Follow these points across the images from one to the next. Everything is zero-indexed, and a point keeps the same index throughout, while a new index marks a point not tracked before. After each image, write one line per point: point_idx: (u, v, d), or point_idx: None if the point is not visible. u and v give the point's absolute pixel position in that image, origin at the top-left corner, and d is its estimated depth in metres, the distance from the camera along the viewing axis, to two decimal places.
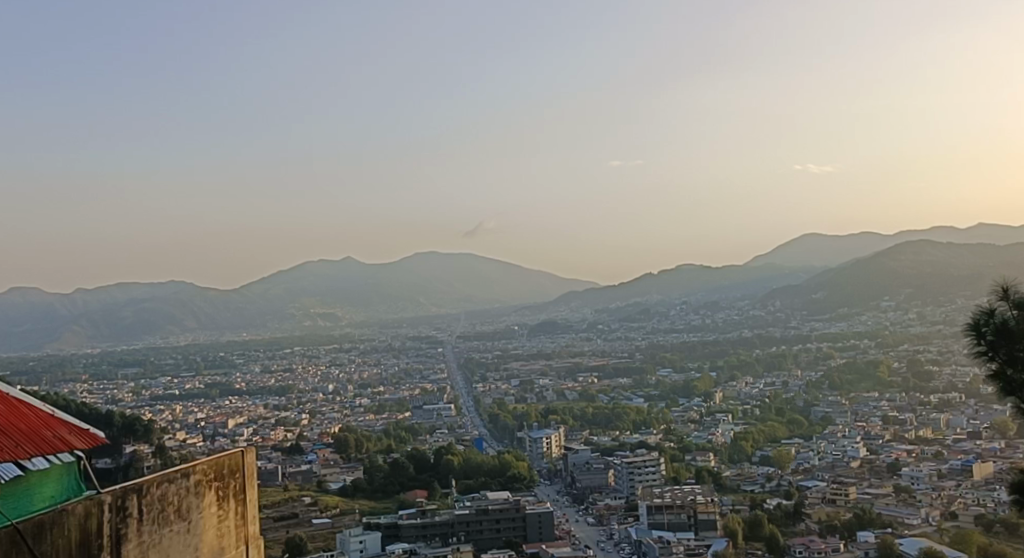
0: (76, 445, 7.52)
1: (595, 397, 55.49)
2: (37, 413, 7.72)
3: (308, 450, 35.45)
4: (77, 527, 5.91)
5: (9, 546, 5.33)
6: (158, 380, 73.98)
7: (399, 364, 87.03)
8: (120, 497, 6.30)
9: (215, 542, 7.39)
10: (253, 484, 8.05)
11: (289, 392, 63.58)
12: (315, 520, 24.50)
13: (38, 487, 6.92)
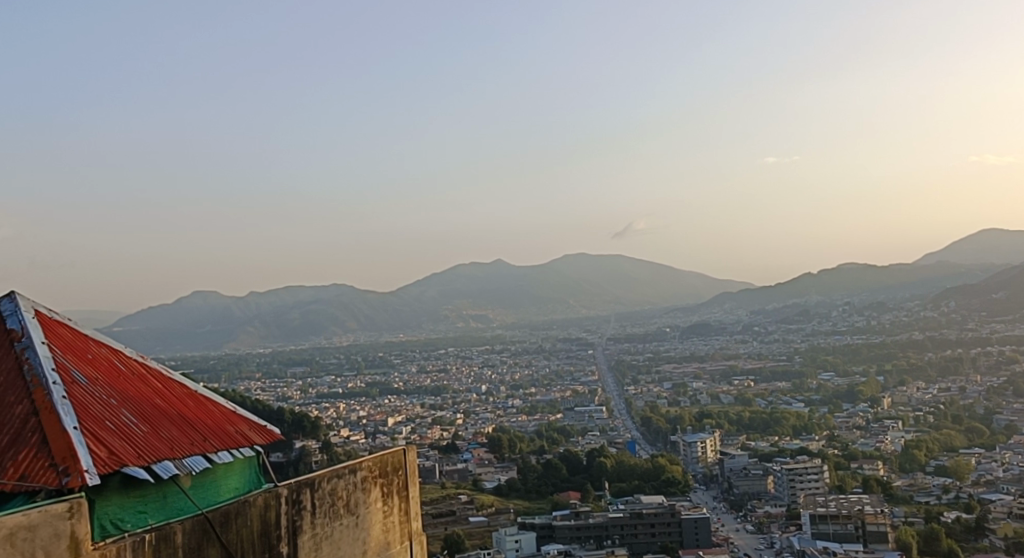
0: (256, 442, 8.06)
1: (752, 402, 54.03)
2: (220, 408, 8.31)
3: (464, 449, 36.32)
4: (257, 518, 6.30)
5: (202, 533, 5.76)
6: (323, 379, 77.74)
7: (551, 366, 87.68)
8: (295, 491, 6.72)
9: (382, 537, 7.78)
10: (415, 481, 8.40)
11: (444, 392, 65.33)
12: (472, 517, 25.08)
13: (224, 479, 7.43)
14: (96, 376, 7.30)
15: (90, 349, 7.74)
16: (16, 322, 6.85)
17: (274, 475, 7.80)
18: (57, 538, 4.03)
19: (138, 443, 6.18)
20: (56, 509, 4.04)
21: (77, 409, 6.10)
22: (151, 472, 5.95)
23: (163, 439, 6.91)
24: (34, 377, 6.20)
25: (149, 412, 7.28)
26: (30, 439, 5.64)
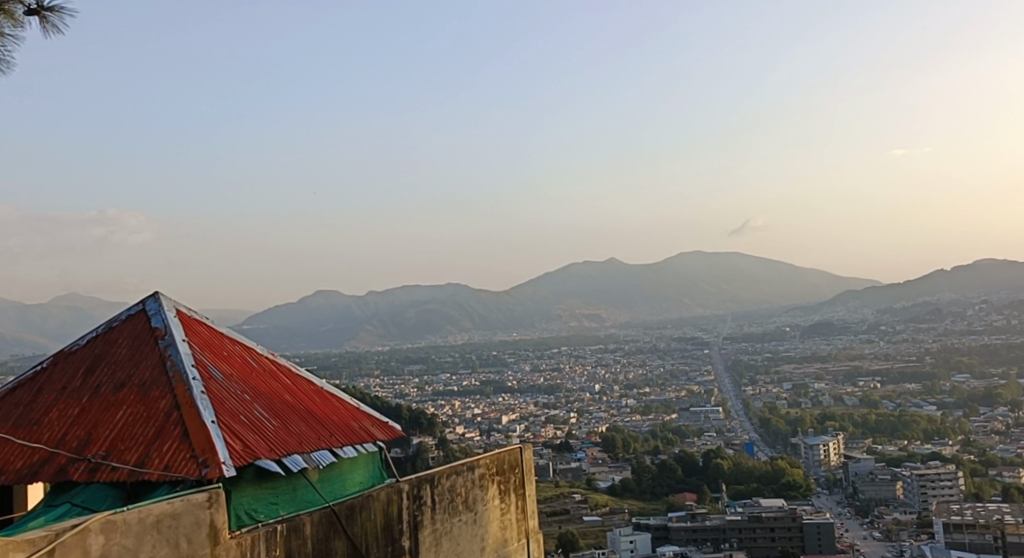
0: (379, 437, 8.26)
1: (878, 404, 51.96)
2: (344, 405, 8.55)
3: (578, 448, 36.34)
4: (381, 512, 6.53)
5: (329, 525, 6.04)
6: (438, 378, 79.16)
7: (665, 365, 86.61)
8: (416, 486, 6.91)
9: (499, 534, 7.94)
10: (531, 479, 8.52)
11: (557, 391, 65.45)
12: (586, 516, 25.07)
13: (349, 474, 7.66)
14: (231, 373, 7.63)
15: (225, 346, 8.09)
16: (158, 322, 7.66)
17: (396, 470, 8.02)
18: (199, 527, 4.44)
19: (268, 436, 6.83)
20: (196, 499, 4.44)
21: (213, 405, 6.83)
22: (280, 465, 6.58)
23: (292, 433, 7.17)
24: (175, 374, 7.01)
25: (279, 407, 7.56)
26: (173, 432, 6.44)
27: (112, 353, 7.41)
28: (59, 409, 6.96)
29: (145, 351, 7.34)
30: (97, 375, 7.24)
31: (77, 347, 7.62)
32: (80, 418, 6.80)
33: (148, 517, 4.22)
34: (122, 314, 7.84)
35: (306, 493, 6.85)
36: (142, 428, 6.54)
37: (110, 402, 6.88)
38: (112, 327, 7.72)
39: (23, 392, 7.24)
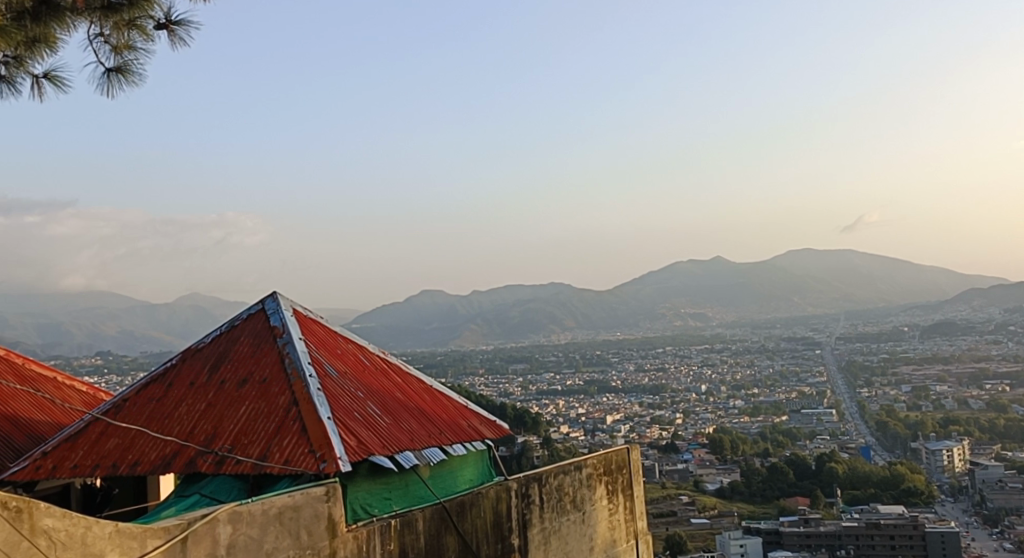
0: (487, 435, 8.31)
1: (1007, 408, 49.34)
2: (453, 403, 8.63)
3: (685, 449, 35.82)
4: (491, 510, 6.74)
5: (440, 521, 6.22)
6: (542, 377, 79.32)
7: (774, 366, 84.47)
8: (525, 485, 7.14)
9: (608, 534, 8.05)
10: (640, 481, 8.60)
11: (663, 391, 64.69)
12: (694, 519, 24.66)
13: (460, 471, 7.77)
14: (345, 371, 7.81)
15: (339, 345, 8.28)
16: (277, 321, 7.92)
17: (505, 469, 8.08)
18: (317, 518, 5.09)
19: (381, 433, 6.96)
20: (315, 493, 5.11)
21: (329, 401, 7.02)
22: (393, 461, 6.71)
23: (404, 431, 7.29)
24: (293, 371, 7.25)
25: (391, 405, 7.69)
26: (292, 428, 6.66)
27: (236, 351, 7.71)
28: (187, 404, 7.26)
29: (265, 349, 7.61)
30: (221, 372, 7.54)
31: (202, 345, 7.93)
32: (206, 413, 7.09)
33: (272, 508, 4.80)
34: (243, 314, 8.12)
35: (418, 489, 6.98)
36: (263, 424, 6.78)
37: (234, 398, 7.16)
38: (235, 326, 8.00)
39: (154, 387, 7.58)
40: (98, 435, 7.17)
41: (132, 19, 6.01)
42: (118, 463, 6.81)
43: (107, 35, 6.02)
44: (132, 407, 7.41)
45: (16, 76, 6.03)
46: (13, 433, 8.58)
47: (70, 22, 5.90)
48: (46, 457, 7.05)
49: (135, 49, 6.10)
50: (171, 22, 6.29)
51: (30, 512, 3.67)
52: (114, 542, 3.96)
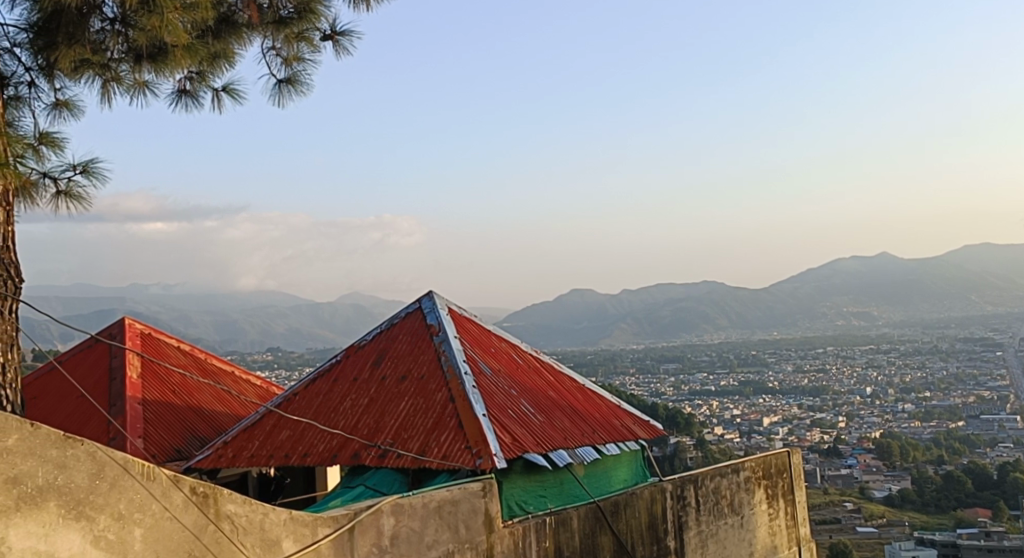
0: (641, 435, 8.21)
1: None
2: (606, 402, 8.58)
3: (848, 454, 34.28)
4: (646, 510, 6.66)
5: (595, 520, 6.20)
6: (694, 377, 77.79)
7: (948, 369, 79.41)
8: (680, 487, 7.01)
9: (768, 540, 7.80)
10: (802, 486, 8.29)
11: (824, 394, 62.11)
12: (860, 528, 23.51)
13: (613, 470, 7.72)
14: (499, 369, 7.92)
15: (493, 343, 8.39)
16: (433, 320, 8.11)
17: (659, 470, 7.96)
18: (475, 513, 5.19)
19: (535, 431, 7.01)
20: (473, 488, 5.21)
21: (484, 398, 7.14)
22: (547, 459, 6.73)
23: (558, 429, 7.31)
24: (449, 369, 7.42)
25: (544, 403, 7.72)
26: (450, 424, 6.82)
27: (395, 349, 7.96)
28: (351, 399, 7.56)
29: (422, 347, 7.82)
30: (382, 369, 7.81)
31: (364, 342, 8.23)
32: (368, 409, 7.36)
33: (432, 502, 4.93)
34: (402, 311, 8.38)
35: (572, 487, 6.99)
36: (422, 419, 6.98)
37: (394, 394, 7.40)
38: (394, 324, 8.27)
39: (321, 382, 7.93)
40: (271, 427, 7.58)
41: (301, 32, 6.33)
42: (290, 453, 7.18)
43: (278, 47, 6.37)
44: (301, 400, 7.78)
45: (200, 91, 6.48)
46: (198, 423, 9.22)
47: (247, 37, 6.28)
48: (226, 446, 7.51)
49: (303, 60, 6.43)
50: (336, 33, 6.59)
51: (215, 497, 3.87)
52: (289, 528, 4.14)
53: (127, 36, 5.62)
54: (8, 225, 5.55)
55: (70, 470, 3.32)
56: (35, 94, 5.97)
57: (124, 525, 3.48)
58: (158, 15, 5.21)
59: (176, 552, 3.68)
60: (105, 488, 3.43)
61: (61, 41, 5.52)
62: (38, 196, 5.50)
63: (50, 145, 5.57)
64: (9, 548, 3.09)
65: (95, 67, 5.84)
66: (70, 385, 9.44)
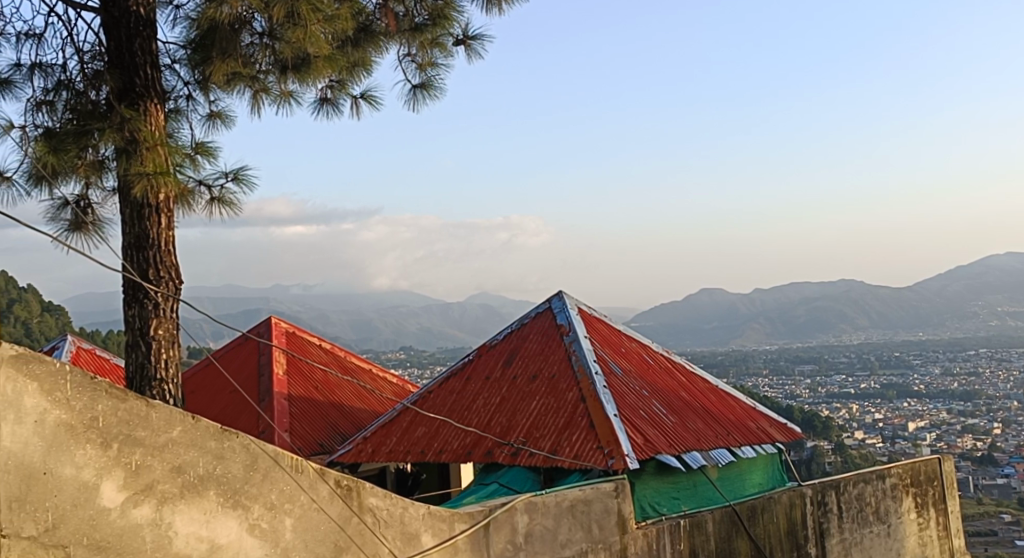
0: (778, 438, 7.97)
1: None
2: (740, 404, 8.39)
3: (1005, 463, 32.19)
4: (784, 515, 6.47)
5: (732, 524, 6.07)
6: (833, 379, 74.76)
7: None
8: (821, 492, 6.77)
9: (917, 550, 7.44)
10: (955, 494, 7.86)
11: (976, 398, 58.49)
12: (1018, 541, 22.05)
13: (748, 473, 7.54)
14: (629, 369, 7.86)
15: (623, 343, 8.34)
16: (563, 319, 8.13)
17: (797, 474, 7.72)
18: (608, 513, 5.17)
19: (667, 432, 6.92)
20: (605, 488, 5.19)
21: (615, 398, 7.11)
22: (681, 460, 6.63)
23: (691, 431, 7.19)
24: (580, 369, 7.42)
25: (677, 404, 7.62)
26: (581, 423, 6.83)
27: (526, 348, 8.04)
28: (484, 397, 7.68)
29: (553, 346, 7.85)
30: (513, 368, 7.90)
31: (495, 342, 8.34)
32: (500, 407, 7.46)
33: (565, 501, 4.94)
34: (532, 311, 8.45)
35: (706, 490, 6.86)
36: (553, 418, 7.03)
37: (526, 393, 7.47)
38: (525, 324, 8.33)
39: (455, 381, 8.08)
40: (407, 424, 7.79)
41: (436, 38, 6.49)
42: (426, 450, 7.34)
43: (413, 54, 6.55)
44: (436, 398, 7.96)
45: (340, 98, 6.73)
46: (339, 419, 9.57)
47: (384, 45, 6.47)
48: (366, 441, 7.76)
49: (437, 65, 6.60)
50: (469, 37, 6.72)
51: (358, 491, 3.98)
52: (427, 523, 4.25)
53: (275, 49, 5.88)
54: (170, 231, 5.91)
55: (227, 461, 3.45)
56: (191, 106, 6.36)
57: (275, 515, 3.61)
58: (302, 28, 5.39)
59: (323, 542, 3.79)
60: (258, 479, 3.56)
61: (215, 55, 5.82)
62: (195, 204, 5.83)
63: (206, 154, 5.89)
64: (175, 532, 3.25)
65: (245, 79, 6.16)
66: (224, 380, 9.99)
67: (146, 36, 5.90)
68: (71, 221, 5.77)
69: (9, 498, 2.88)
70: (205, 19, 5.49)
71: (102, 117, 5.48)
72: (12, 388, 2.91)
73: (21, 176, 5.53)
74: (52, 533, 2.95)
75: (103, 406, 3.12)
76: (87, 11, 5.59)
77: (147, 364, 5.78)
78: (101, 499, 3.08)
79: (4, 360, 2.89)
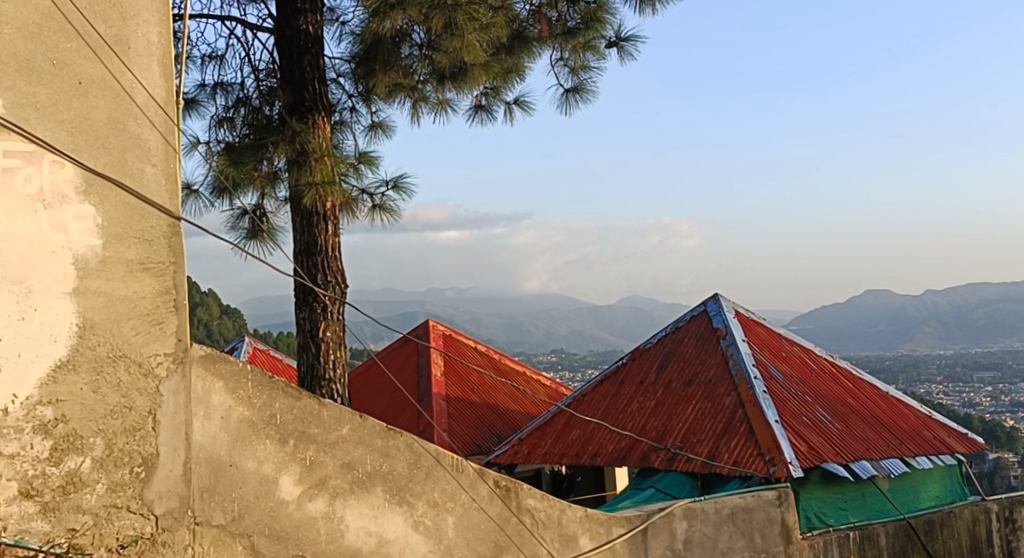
0: (956, 448, 7.48)
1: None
2: (914, 412, 7.92)
3: None
4: (966, 531, 6.08)
5: (907, 539, 5.75)
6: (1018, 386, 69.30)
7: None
8: (1007, 508, 6.37)
9: None
10: None
11: None
12: None
13: (923, 486, 7.11)
14: (791, 374, 7.57)
15: (784, 347, 8.06)
16: (720, 322, 7.94)
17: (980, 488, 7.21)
18: (770, 522, 4.99)
19: (833, 439, 6.64)
20: (767, 496, 5.01)
21: (776, 404, 6.87)
22: (848, 469, 6.32)
23: (859, 439, 6.86)
24: (738, 373, 7.24)
25: (844, 410, 7.29)
26: (740, 429, 6.67)
27: (681, 352, 7.91)
28: (638, 401, 7.62)
29: (709, 350, 7.69)
30: (668, 371, 7.79)
31: (650, 345, 8.25)
32: (656, 411, 7.38)
33: (725, 508, 4.82)
34: (687, 315, 8.30)
35: (877, 501, 6.52)
36: (711, 423, 6.89)
37: (681, 398, 7.36)
38: (680, 327, 8.21)
39: (608, 384, 8.05)
40: (562, 426, 7.82)
41: (588, 41, 6.54)
42: (581, 452, 7.36)
43: (567, 58, 6.62)
44: (590, 401, 7.97)
45: (494, 105, 6.88)
46: (495, 420, 9.74)
47: (537, 51, 6.54)
48: (521, 443, 7.86)
49: (590, 68, 6.67)
50: (623, 39, 6.70)
51: (517, 491, 4.02)
52: (585, 526, 4.25)
53: (433, 59, 6.03)
54: (336, 238, 6.19)
55: (392, 458, 3.56)
56: (355, 118, 6.64)
57: (438, 513, 3.71)
58: (459, 38, 5.51)
59: (484, 541, 3.86)
60: (421, 477, 3.66)
61: (377, 68, 6.02)
62: (359, 211, 6.09)
63: (368, 164, 6.13)
64: (346, 525, 3.39)
65: (406, 90, 6.39)
66: (386, 380, 10.38)
67: (315, 52, 6.20)
68: (248, 229, 6.14)
69: (201, 487, 3.05)
70: (367, 34, 5.69)
71: (275, 131, 5.80)
72: (201, 386, 3.07)
73: (205, 188, 5.94)
74: (238, 522, 3.12)
75: (280, 404, 3.25)
76: (263, 32, 5.93)
77: (316, 364, 6.07)
78: (280, 492, 3.23)
79: (195, 360, 3.06)
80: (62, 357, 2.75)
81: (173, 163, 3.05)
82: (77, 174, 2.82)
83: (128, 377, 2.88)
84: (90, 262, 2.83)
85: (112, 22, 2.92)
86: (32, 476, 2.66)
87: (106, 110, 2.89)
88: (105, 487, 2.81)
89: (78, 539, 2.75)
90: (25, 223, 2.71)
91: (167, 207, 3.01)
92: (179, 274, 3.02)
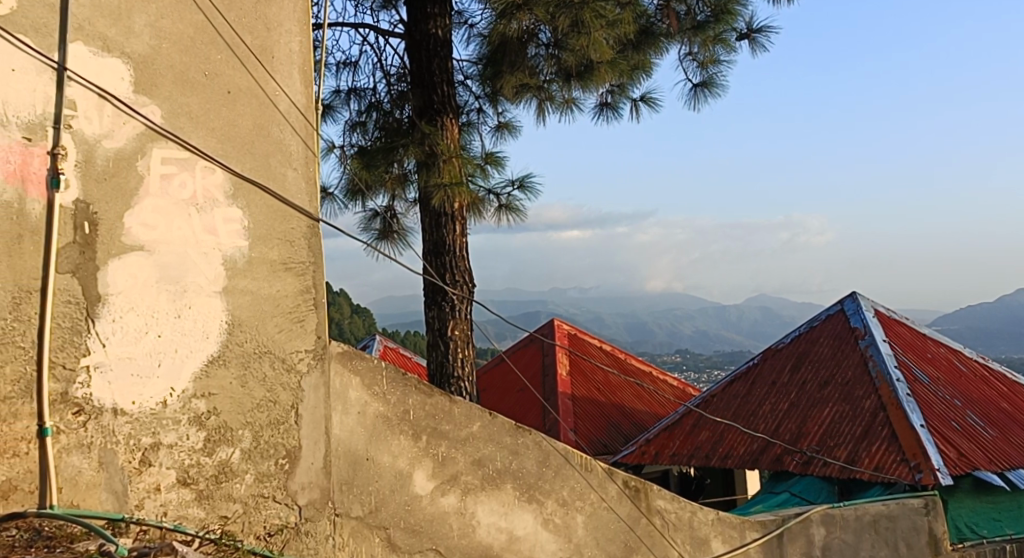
0: None
1: None
2: None
3: None
4: None
5: None
6: None
7: None
8: None
9: None
10: None
11: None
12: None
13: None
14: (937, 376, 7.18)
15: (929, 348, 7.66)
16: (858, 321, 7.62)
17: None
18: (917, 532, 4.74)
19: (985, 446, 6.26)
20: (913, 504, 4.77)
21: (921, 408, 6.54)
22: (1003, 478, 5.94)
23: (1015, 446, 6.44)
24: (879, 375, 6.93)
25: (997, 416, 6.87)
26: (882, 433, 6.39)
27: (816, 352, 7.63)
28: (770, 403, 7.41)
29: (847, 351, 7.39)
30: (802, 373, 7.53)
31: (782, 345, 8.01)
32: (789, 414, 7.16)
33: (867, 515, 4.62)
34: (822, 314, 8.01)
35: None
36: (850, 427, 6.63)
37: (817, 400, 7.10)
38: (815, 327, 7.92)
39: (738, 385, 7.87)
40: (691, 427, 7.69)
41: (718, 34, 6.41)
42: (711, 454, 7.21)
43: (695, 52, 6.51)
44: (720, 402, 7.80)
45: (620, 102, 6.83)
46: (621, 420, 9.68)
47: (665, 46, 6.44)
48: (650, 443, 7.78)
49: (720, 61, 6.53)
50: (755, 30, 6.53)
51: (646, 492, 3.97)
52: (717, 529, 4.16)
53: (560, 59, 6.03)
54: (464, 237, 6.29)
55: (522, 456, 3.58)
56: (482, 119, 6.73)
57: (568, 511, 3.70)
58: (587, 36, 5.48)
59: (614, 541, 3.83)
60: (551, 475, 3.67)
61: (505, 69, 6.08)
62: (486, 211, 6.16)
63: (495, 164, 6.19)
64: (478, 521, 3.44)
65: (533, 89, 6.42)
66: (512, 378, 10.46)
67: (444, 56, 6.32)
68: (380, 230, 6.31)
69: (340, 480, 3.15)
70: (494, 36, 5.74)
71: (405, 134, 5.93)
72: (339, 382, 3.18)
73: (340, 191, 6.14)
74: (375, 515, 3.21)
75: (413, 400, 3.32)
76: (394, 37, 6.09)
77: (446, 362, 6.18)
78: (414, 486, 3.31)
79: (333, 357, 3.16)
80: (213, 352, 2.89)
81: (313, 166, 3.17)
82: (226, 178, 2.96)
83: (272, 372, 3.00)
84: (238, 262, 2.96)
85: (257, 33, 3.05)
86: (188, 465, 2.81)
87: (252, 117, 3.02)
88: (253, 477, 2.93)
89: (230, 526, 2.88)
90: (180, 226, 2.87)
91: (307, 208, 3.12)
92: (318, 275, 3.13)
